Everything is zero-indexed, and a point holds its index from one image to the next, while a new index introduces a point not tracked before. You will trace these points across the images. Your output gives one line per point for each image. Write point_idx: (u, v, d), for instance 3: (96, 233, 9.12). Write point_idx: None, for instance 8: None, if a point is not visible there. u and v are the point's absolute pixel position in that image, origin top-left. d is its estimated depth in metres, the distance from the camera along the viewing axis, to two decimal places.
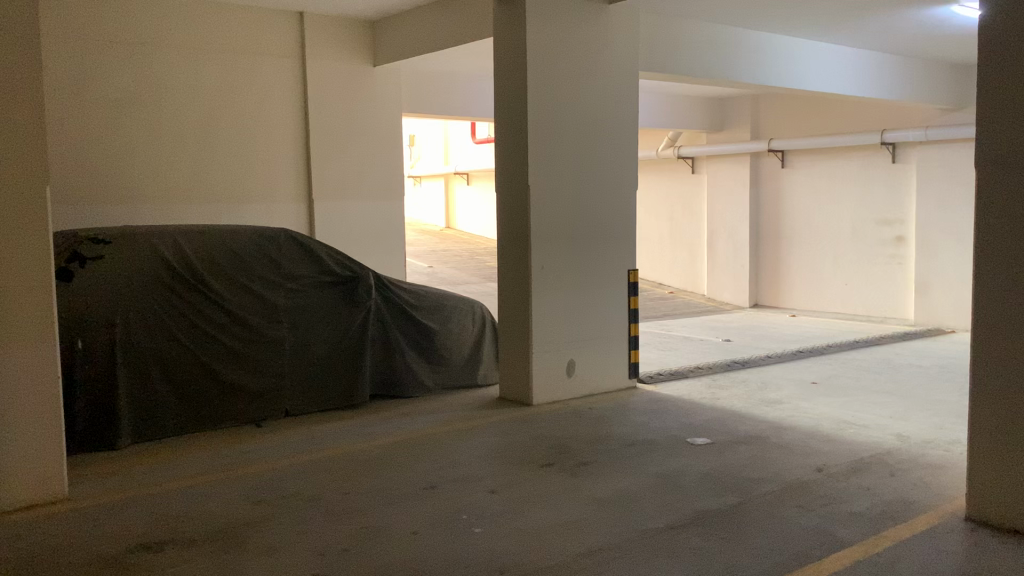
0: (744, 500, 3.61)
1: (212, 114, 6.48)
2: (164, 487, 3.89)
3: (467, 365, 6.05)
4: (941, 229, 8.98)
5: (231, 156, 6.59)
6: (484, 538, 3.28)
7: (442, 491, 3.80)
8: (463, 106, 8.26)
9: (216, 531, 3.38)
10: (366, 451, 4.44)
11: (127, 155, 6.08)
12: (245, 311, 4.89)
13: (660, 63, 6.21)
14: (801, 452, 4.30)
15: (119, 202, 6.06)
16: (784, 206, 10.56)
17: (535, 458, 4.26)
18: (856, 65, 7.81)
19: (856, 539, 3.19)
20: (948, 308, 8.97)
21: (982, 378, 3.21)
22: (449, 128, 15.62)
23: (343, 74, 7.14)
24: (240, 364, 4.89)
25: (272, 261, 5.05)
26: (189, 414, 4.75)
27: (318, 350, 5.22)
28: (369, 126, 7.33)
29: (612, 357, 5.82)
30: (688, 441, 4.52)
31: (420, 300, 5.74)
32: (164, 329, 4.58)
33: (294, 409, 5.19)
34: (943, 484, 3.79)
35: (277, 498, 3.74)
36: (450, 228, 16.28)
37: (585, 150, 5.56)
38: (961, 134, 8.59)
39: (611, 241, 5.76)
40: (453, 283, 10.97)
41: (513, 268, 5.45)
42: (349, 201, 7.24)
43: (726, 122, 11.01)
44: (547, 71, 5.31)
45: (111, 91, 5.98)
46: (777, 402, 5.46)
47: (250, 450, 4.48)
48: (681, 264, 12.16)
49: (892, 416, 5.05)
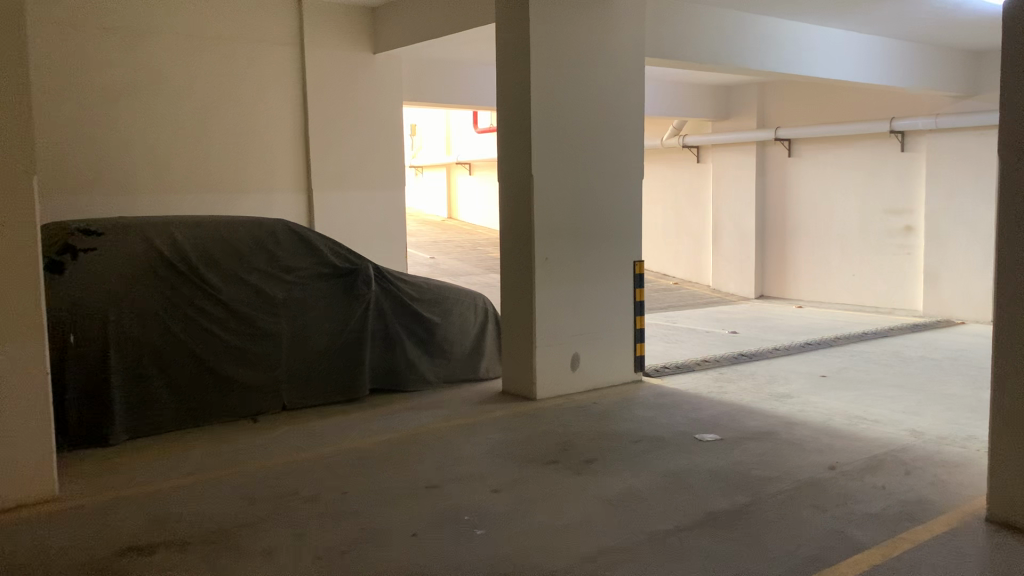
0: (755, 500, 3.50)
1: (210, 102, 6.35)
2: (159, 486, 3.78)
3: (470, 358, 5.93)
4: (951, 219, 8.84)
5: (228, 145, 6.47)
6: (487, 541, 3.15)
7: (444, 490, 3.69)
8: (466, 94, 8.13)
9: (211, 532, 3.27)
10: (365, 448, 4.32)
11: (122, 144, 5.96)
12: (241, 303, 4.77)
13: (666, 50, 6.07)
14: (812, 449, 4.18)
15: (114, 193, 5.94)
16: (790, 196, 10.42)
17: (540, 456, 4.15)
18: (865, 51, 7.65)
19: (874, 541, 3.07)
20: (958, 299, 8.85)
21: (1005, 376, 3.08)
22: (450, 117, 15.47)
23: (342, 63, 7.00)
24: (236, 358, 4.77)
25: (269, 252, 4.94)
26: (186, 409, 4.65)
27: (317, 343, 5.10)
28: (369, 115, 7.20)
29: (617, 350, 5.71)
30: (697, 438, 4.41)
31: (421, 293, 5.63)
32: (160, 323, 4.47)
33: (292, 403, 5.08)
34: (960, 482, 3.67)
35: (274, 497, 3.63)
36: (451, 218, 16.16)
37: (592, 139, 5.43)
38: (972, 122, 8.42)
39: (616, 233, 5.63)
40: (455, 274, 10.86)
41: (517, 260, 5.33)
42: (349, 192, 7.12)
43: (732, 110, 10.85)
44: (552, 58, 5.18)
45: (105, 78, 5.86)
46: (787, 397, 5.33)
47: (248, 447, 4.37)
48: (686, 255, 12.04)
49: (906, 411, 4.93)
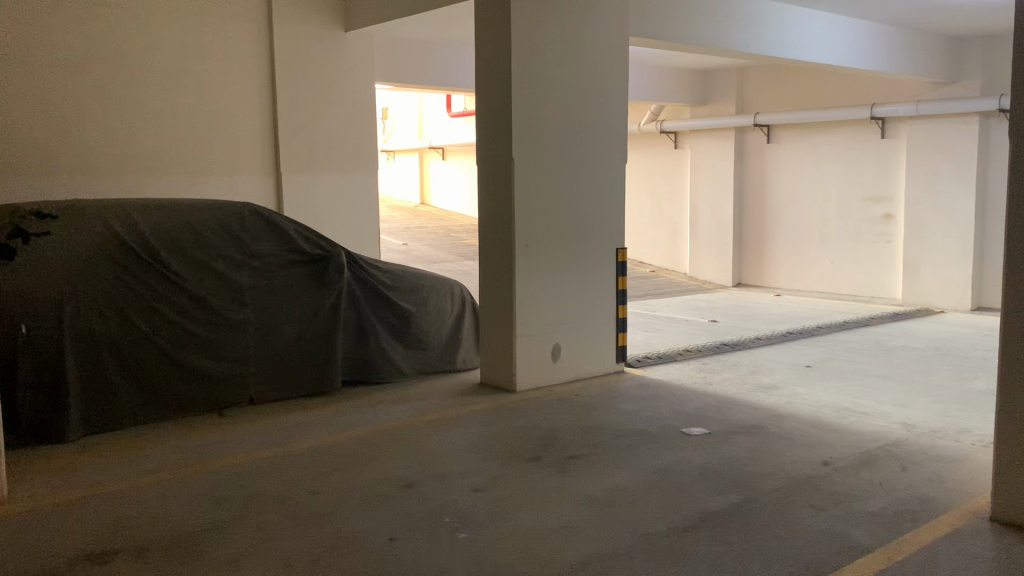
0: (750, 498, 3.34)
1: (174, 80, 6.06)
2: (118, 486, 3.55)
3: (447, 349, 5.73)
4: (930, 207, 8.78)
5: (192, 125, 6.18)
6: (469, 545, 2.96)
7: (422, 490, 3.49)
8: (441, 76, 7.89)
9: (173, 537, 3.05)
10: (337, 444, 4.11)
11: (79, 122, 5.65)
12: (205, 291, 4.52)
13: (652, 31, 5.88)
14: (804, 443, 4.05)
15: (71, 175, 5.63)
16: (769, 182, 10.31)
17: (522, 452, 3.97)
18: (847, 36, 7.51)
19: (876, 543, 2.92)
20: (937, 289, 8.80)
21: (1011, 371, 2.95)
22: (423, 100, 15.15)
23: (312, 41, 6.73)
24: (200, 349, 4.52)
25: (234, 237, 4.68)
26: (149, 403, 4.40)
27: (287, 333, 4.87)
28: (341, 96, 6.94)
29: (598, 340, 5.53)
30: (685, 432, 4.24)
31: (395, 280, 5.40)
32: (119, 312, 4.22)
33: (260, 396, 4.84)
34: (960, 479, 3.54)
35: (241, 498, 3.41)
36: (425, 205, 15.92)
37: (573, 122, 5.24)
38: (952, 108, 8.33)
39: (598, 222, 5.44)
40: (428, 262, 10.61)
41: (497, 248, 5.12)
42: (319, 176, 6.87)
43: (711, 95, 10.70)
44: (534, 40, 4.96)
45: (62, 53, 5.54)
46: (772, 388, 5.20)
47: (213, 443, 4.13)
48: (662, 242, 11.91)
49: (894, 403, 4.82)
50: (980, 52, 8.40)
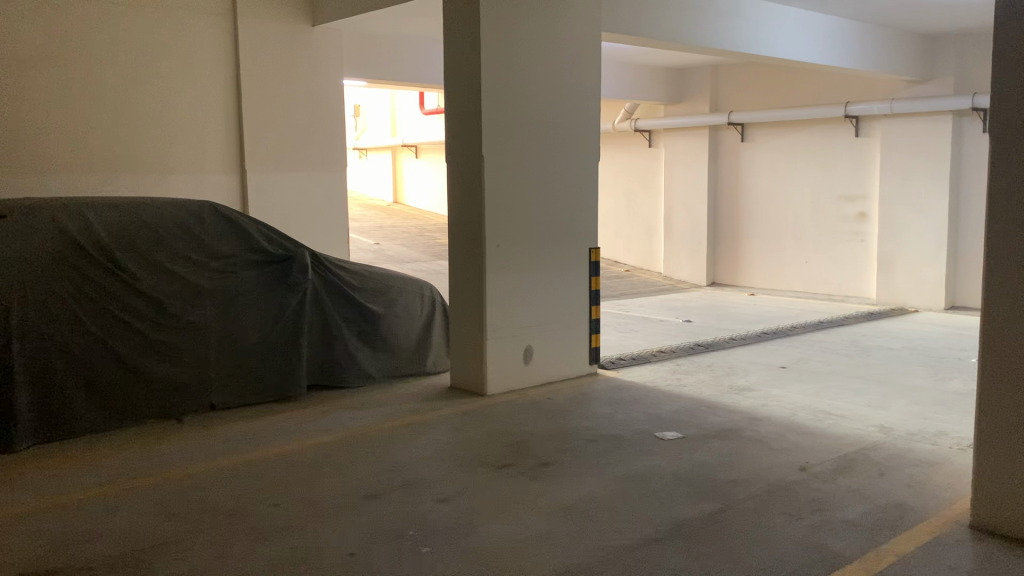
0: (725, 507, 3.24)
1: (135, 75, 5.88)
2: (66, 499, 3.37)
3: (416, 351, 5.59)
4: (904, 205, 8.77)
5: (154, 121, 5.99)
6: (433, 559, 2.82)
7: (386, 501, 3.35)
8: (411, 72, 7.74)
9: (121, 553, 2.89)
10: (298, 453, 3.96)
11: (34, 117, 5.44)
12: (162, 294, 4.35)
13: (625, 28, 5.77)
14: (779, 447, 3.96)
15: (27, 173, 5.43)
16: (743, 181, 10.27)
17: (491, 459, 3.84)
18: (821, 34, 7.47)
19: (854, 553, 2.82)
20: (911, 286, 8.79)
21: (992, 377, 2.86)
22: (396, 97, 14.97)
23: (277, 36, 6.54)
24: (157, 353, 4.35)
25: (193, 238, 4.51)
26: (103, 410, 4.22)
27: (249, 338, 4.71)
28: (308, 93, 6.77)
29: (571, 342, 5.42)
30: (658, 437, 4.15)
31: (363, 282, 5.26)
32: (71, 316, 4.04)
33: (222, 403, 4.68)
34: (938, 484, 3.47)
35: (196, 511, 3.25)
36: (398, 203, 15.75)
37: (544, 119, 5.12)
38: (928, 107, 8.30)
39: (570, 222, 5.33)
40: (400, 261, 10.44)
41: (466, 247, 4.99)
42: (286, 173, 6.70)
43: (685, 93, 10.63)
44: (505, 35, 4.84)
45: (15, 47, 5.33)
46: (747, 390, 5.11)
47: (171, 452, 3.96)
48: (636, 241, 11.83)
49: (870, 404, 4.75)
50: (954, 50, 8.40)
